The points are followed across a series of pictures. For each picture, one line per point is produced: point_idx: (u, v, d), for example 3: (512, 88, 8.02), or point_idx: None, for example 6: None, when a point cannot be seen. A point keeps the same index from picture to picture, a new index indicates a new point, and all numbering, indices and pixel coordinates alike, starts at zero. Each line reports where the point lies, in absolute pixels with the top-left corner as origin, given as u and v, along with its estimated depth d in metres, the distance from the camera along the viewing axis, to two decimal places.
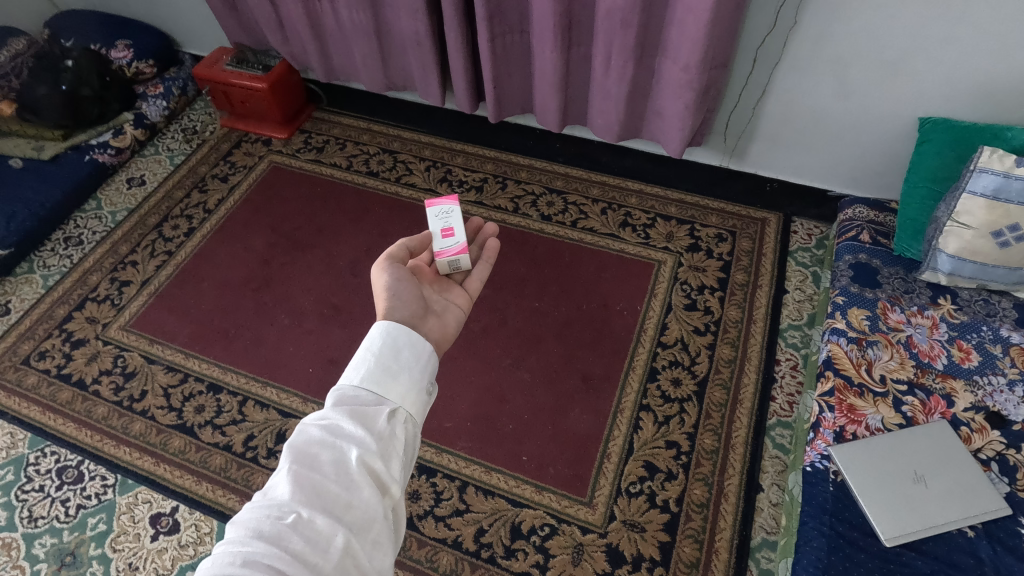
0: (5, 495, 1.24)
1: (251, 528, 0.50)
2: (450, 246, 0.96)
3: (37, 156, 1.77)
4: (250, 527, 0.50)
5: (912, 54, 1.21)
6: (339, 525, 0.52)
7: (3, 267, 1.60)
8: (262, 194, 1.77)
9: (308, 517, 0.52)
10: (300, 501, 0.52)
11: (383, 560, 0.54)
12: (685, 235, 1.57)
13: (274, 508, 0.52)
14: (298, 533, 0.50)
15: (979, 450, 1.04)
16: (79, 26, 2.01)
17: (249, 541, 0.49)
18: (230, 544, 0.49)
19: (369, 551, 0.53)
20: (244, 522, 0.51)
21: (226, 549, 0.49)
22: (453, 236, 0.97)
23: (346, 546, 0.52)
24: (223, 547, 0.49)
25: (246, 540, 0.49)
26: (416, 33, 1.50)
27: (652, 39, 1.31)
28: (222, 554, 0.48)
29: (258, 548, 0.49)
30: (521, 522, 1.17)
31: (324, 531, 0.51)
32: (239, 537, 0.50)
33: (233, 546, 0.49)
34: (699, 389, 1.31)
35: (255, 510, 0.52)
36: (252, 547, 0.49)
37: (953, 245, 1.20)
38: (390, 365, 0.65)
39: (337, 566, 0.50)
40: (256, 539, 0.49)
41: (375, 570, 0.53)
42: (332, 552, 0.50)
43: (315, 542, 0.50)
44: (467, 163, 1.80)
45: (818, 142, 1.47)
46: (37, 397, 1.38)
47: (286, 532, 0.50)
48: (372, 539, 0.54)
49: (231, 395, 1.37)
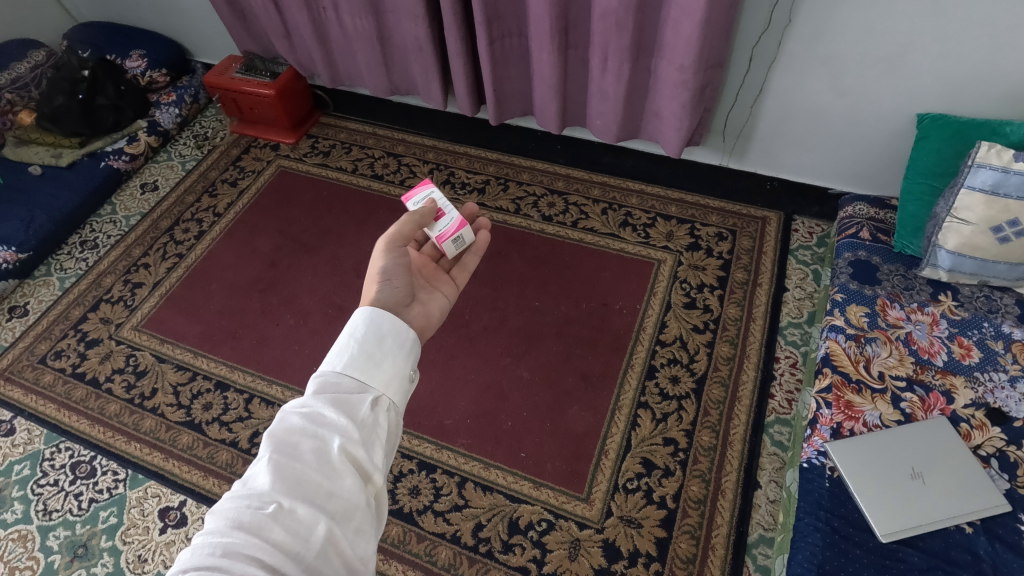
0: (22, 489, 1.29)
1: (231, 518, 0.52)
2: (447, 228, 0.95)
3: (54, 163, 1.83)
4: (230, 517, 0.52)
5: (908, 50, 1.21)
6: (320, 513, 0.54)
7: (22, 270, 1.65)
8: (270, 198, 1.82)
9: (289, 506, 0.54)
10: (280, 491, 0.54)
11: (365, 547, 0.56)
12: (685, 234, 1.58)
13: (254, 499, 0.53)
14: (279, 523, 0.52)
15: (979, 446, 1.03)
16: (96, 38, 2.09)
17: (229, 531, 0.51)
18: (211, 535, 0.51)
19: (351, 538, 0.56)
20: (224, 512, 0.53)
21: (206, 540, 0.51)
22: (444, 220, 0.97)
23: (328, 534, 0.54)
24: (203, 538, 0.51)
25: (226, 531, 0.51)
26: (417, 38, 1.53)
27: (647, 40, 1.33)
28: (202, 545, 0.50)
29: (238, 538, 0.51)
30: (518, 517, 1.18)
31: (306, 519, 0.53)
32: (219, 527, 0.52)
33: (213, 537, 0.51)
34: (697, 387, 1.32)
35: (235, 501, 0.54)
36: (233, 538, 0.51)
37: (953, 241, 1.19)
38: (373, 352, 0.67)
39: (319, 554, 0.52)
40: (236, 529, 0.51)
41: (356, 557, 0.55)
42: (313, 541, 0.53)
43: (297, 531, 0.53)
44: (470, 166, 1.83)
45: (817, 140, 1.47)
46: (53, 395, 1.43)
47: (267, 522, 0.52)
48: (353, 526, 0.56)
49: (238, 393, 1.40)
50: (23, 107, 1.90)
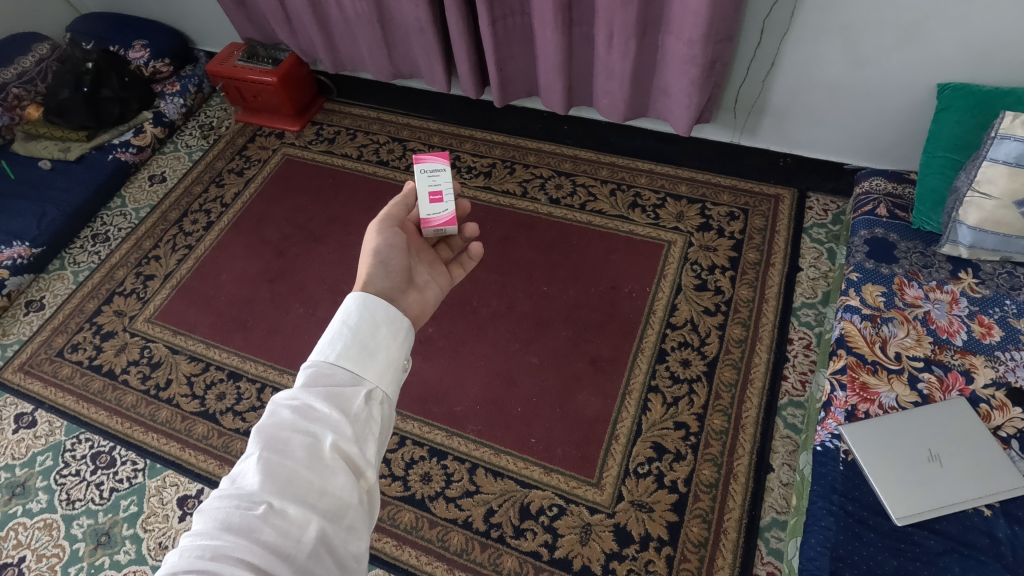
0: (45, 479, 1.32)
1: (220, 519, 0.52)
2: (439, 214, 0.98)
3: (63, 157, 1.84)
4: (219, 518, 0.52)
5: (928, 15, 1.16)
6: (312, 512, 0.55)
7: (37, 265, 1.67)
8: (277, 186, 1.81)
9: (279, 506, 0.54)
10: (271, 490, 0.55)
11: (358, 544, 0.57)
12: (696, 214, 1.55)
13: (244, 499, 0.54)
14: (269, 524, 0.53)
15: (999, 427, 1.01)
16: (99, 30, 2.07)
17: (218, 534, 0.51)
18: (200, 537, 0.51)
19: (343, 536, 0.56)
20: (213, 513, 0.53)
21: (195, 542, 0.51)
22: (442, 202, 0.99)
23: (320, 533, 0.54)
24: (192, 539, 0.51)
25: (215, 533, 0.51)
26: (418, 19, 1.49)
27: (654, 14, 1.28)
28: (190, 547, 0.50)
29: (228, 540, 0.51)
30: (529, 502, 1.18)
31: (297, 519, 0.54)
32: (207, 529, 0.52)
33: (202, 540, 0.51)
34: (708, 369, 1.30)
35: (223, 500, 0.54)
36: (222, 540, 0.51)
37: (973, 217, 1.15)
38: (367, 342, 0.68)
39: (310, 554, 0.53)
40: (225, 531, 0.51)
41: (349, 555, 0.56)
42: (305, 541, 0.53)
43: (288, 532, 0.53)
44: (476, 149, 1.80)
45: (833, 114, 1.42)
46: (72, 387, 1.46)
47: (257, 523, 0.52)
48: (346, 523, 0.57)
49: (251, 382, 1.42)
50: (31, 102, 1.90)
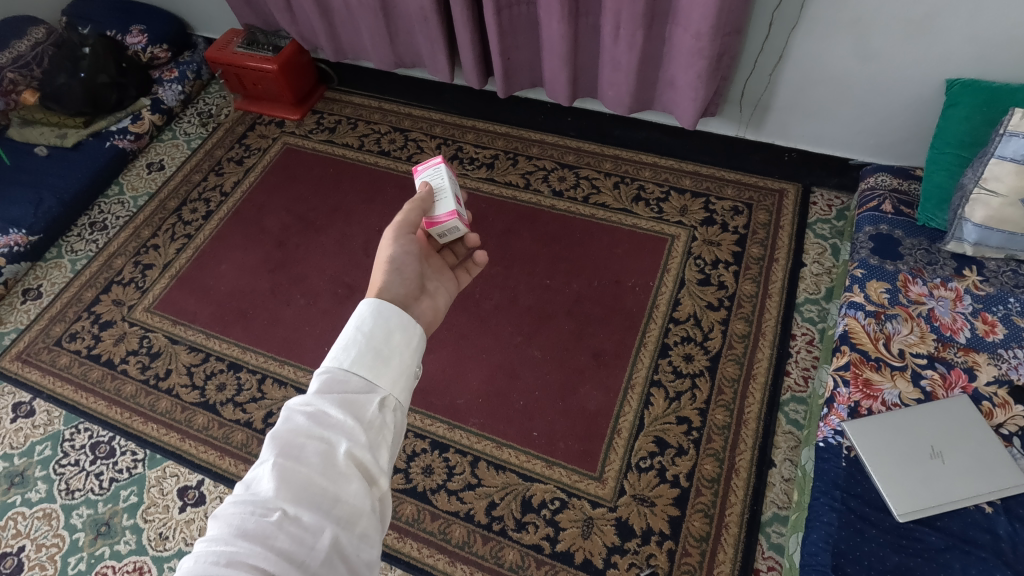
0: (44, 469, 1.31)
1: (234, 526, 0.52)
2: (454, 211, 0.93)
3: (60, 143, 1.82)
4: (233, 525, 0.52)
5: (939, 10, 1.15)
6: (326, 520, 0.54)
7: (33, 253, 1.65)
8: (278, 175, 1.80)
9: (294, 513, 0.54)
10: (285, 497, 0.54)
11: (371, 552, 0.57)
12: (699, 209, 1.54)
13: (259, 505, 0.53)
14: (283, 530, 0.52)
15: (1001, 425, 1.01)
16: (96, 15, 2.04)
17: (233, 540, 0.51)
18: (214, 543, 0.51)
19: (356, 544, 0.56)
20: (227, 519, 0.52)
21: (210, 547, 0.50)
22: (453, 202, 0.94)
23: (333, 540, 0.54)
24: (207, 545, 0.51)
25: (230, 539, 0.51)
26: (422, 8, 1.47)
27: (662, 6, 1.27)
28: (205, 553, 0.50)
29: (242, 547, 0.50)
30: (531, 495, 1.18)
31: (311, 526, 0.53)
32: (222, 535, 0.51)
33: (216, 546, 0.50)
34: (711, 364, 1.30)
35: (238, 506, 0.53)
36: (236, 547, 0.50)
37: (980, 214, 1.14)
38: (381, 349, 0.67)
39: (324, 562, 0.52)
40: (240, 538, 0.51)
41: (361, 562, 0.55)
42: (319, 548, 0.53)
43: (302, 539, 0.52)
44: (478, 140, 1.79)
45: (839, 109, 1.41)
46: (70, 377, 1.45)
47: (271, 530, 0.52)
48: (358, 531, 0.56)
49: (251, 373, 1.41)
50: (27, 87, 1.83)
